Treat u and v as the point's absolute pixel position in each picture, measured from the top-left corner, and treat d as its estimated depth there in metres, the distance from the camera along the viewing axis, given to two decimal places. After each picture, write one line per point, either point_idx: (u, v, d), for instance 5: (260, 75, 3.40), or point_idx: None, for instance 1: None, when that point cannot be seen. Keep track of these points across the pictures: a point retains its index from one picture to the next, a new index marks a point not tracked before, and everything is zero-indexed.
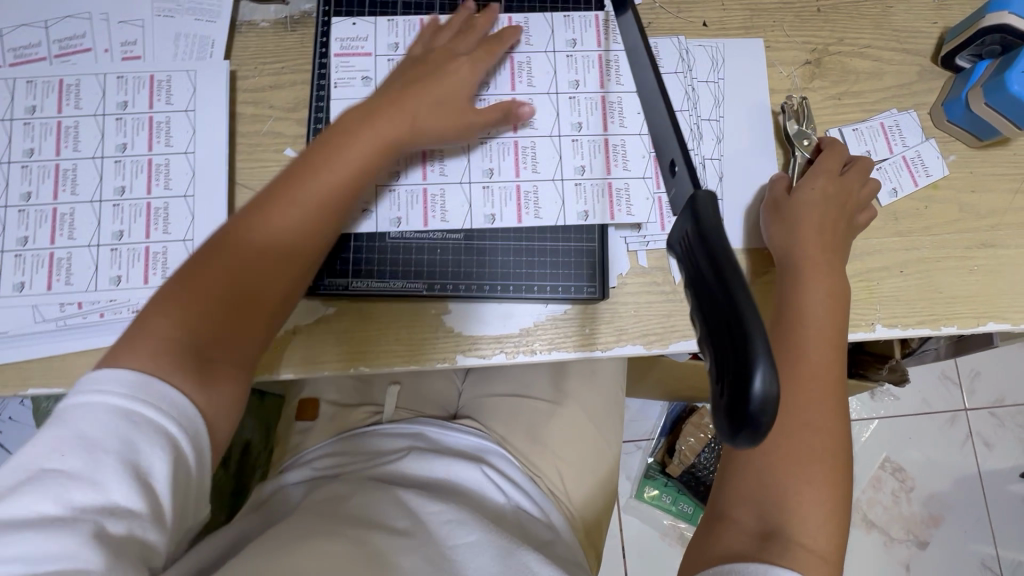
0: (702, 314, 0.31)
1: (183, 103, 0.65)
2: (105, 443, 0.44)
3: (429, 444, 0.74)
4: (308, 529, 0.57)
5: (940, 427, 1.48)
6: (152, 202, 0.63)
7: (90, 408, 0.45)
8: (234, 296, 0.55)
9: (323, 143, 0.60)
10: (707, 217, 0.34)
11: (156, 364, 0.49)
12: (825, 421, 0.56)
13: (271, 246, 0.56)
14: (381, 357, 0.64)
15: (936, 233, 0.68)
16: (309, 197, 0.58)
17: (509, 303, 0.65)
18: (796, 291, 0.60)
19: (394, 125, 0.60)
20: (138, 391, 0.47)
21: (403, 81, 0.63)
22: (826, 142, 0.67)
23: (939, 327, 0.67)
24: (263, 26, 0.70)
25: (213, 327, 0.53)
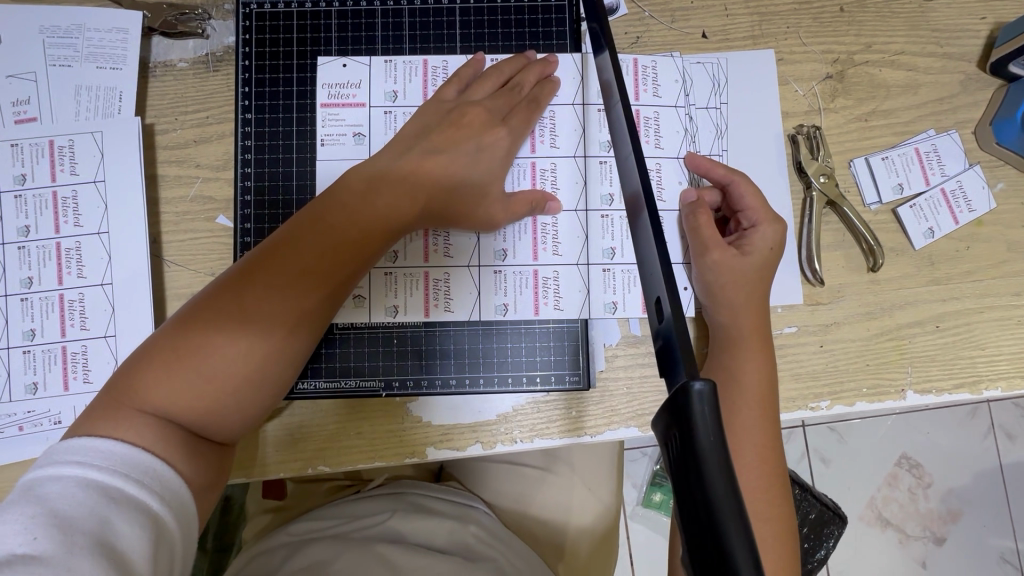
0: (701, 562, 0.24)
1: (91, 172, 0.56)
2: (79, 522, 0.37)
3: (413, 505, 0.67)
4: None
5: (960, 420, 1.20)
6: (65, 294, 0.55)
7: (65, 482, 0.39)
8: (238, 320, 0.46)
9: (339, 199, 0.50)
10: (705, 435, 0.26)
11: (142, 434, 0.43)
12: (769, 513, 0.48)
13: (285, 273, 0.48)
14: (340, 455, 0.55)
15: (978, 278, 0.59)
16: (314, 263, 0.48)
17: (480, 389, 0.56)
18: (728, 376, 0.51)
19: (407, 194, 0.51)
20: (121, 465, 0.41)
21: (425, 142, 0.53)
22: (699, 164, 0.56)
23: (980, 389, 0.58)
24: (181, 66, 0.59)
25: (206, 373, 0.45)
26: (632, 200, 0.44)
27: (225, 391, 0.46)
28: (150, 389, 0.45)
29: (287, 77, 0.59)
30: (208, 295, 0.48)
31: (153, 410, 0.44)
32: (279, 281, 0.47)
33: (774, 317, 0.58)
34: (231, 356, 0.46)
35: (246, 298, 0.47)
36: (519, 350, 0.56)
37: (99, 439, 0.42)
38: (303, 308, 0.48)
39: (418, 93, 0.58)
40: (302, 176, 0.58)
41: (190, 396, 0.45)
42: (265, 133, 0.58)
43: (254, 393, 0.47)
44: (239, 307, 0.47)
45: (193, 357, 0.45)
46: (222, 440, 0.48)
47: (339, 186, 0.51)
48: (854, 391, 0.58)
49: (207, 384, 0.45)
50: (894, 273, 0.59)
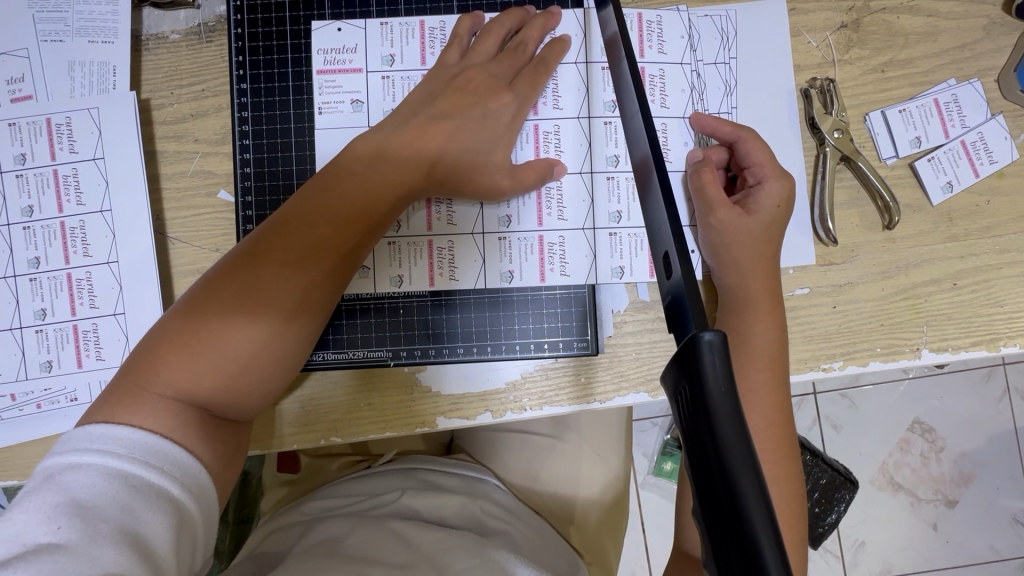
0: (710, 514, 0.24)
1: (90, 149, 0.55)
2: (101, 511, 0.39)
3: (423, 481, 0.69)
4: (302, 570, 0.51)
5: (975, 385, 1.18)
6: (73, 273, 0.55)
7: (85, 470, 0.40)
8: (246, 300, 0.46)
9: (343, 172, 0.49)
10: (722, 404, 0.25)
11: (157, 417, 0.44)
12: (773, 474, 0.47)
13: (290, 249, 0.47)
14: (351, 426, 0.55)
15: (998, 233, 0.57)
16: (324, 237, 0.48)
17: (487, 358, 0.56)
18: (737, 339, 0.50)
19: (414, 163, 0.50)
20: (138, 450, 0.42)
21: (428, 110, 0.52)
22: (706, 122, 0.54)
23: (997, 347, 0.57)
24: (174, 39, 0.58)
25: (217, 354, 0.45)
26: (642, 165, 0.42)
27: (243, 369, 0.46)
28: (168, 373, 0.45)
29: (281, 44, 0.57)
30: (218, 276, 0.47)
31: (173, 392, 0.45)
32: (291, 258, 0.47)
33: (785, 279, 0.57)
34: (246, 334, 0.46)
35: (259, 276, 0.47)
36: (525, 318, 0.56)
37: (118, 425, 0.43)
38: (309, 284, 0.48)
39: (415, 56, 0.57)
40: (300, 146, 0.57)
41: (208, 376, 0.45)
42: (262, 103, 0.57)
43: (270, 369, 0.48)
44: (253, 286, 0.46)
45: (209, 339, 0.45)
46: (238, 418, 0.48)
47: (343, 157, 0.50)
48: (868, 352, 0.57)
49: (224, 363, 0.45)
50: (910, 230, 0.57)
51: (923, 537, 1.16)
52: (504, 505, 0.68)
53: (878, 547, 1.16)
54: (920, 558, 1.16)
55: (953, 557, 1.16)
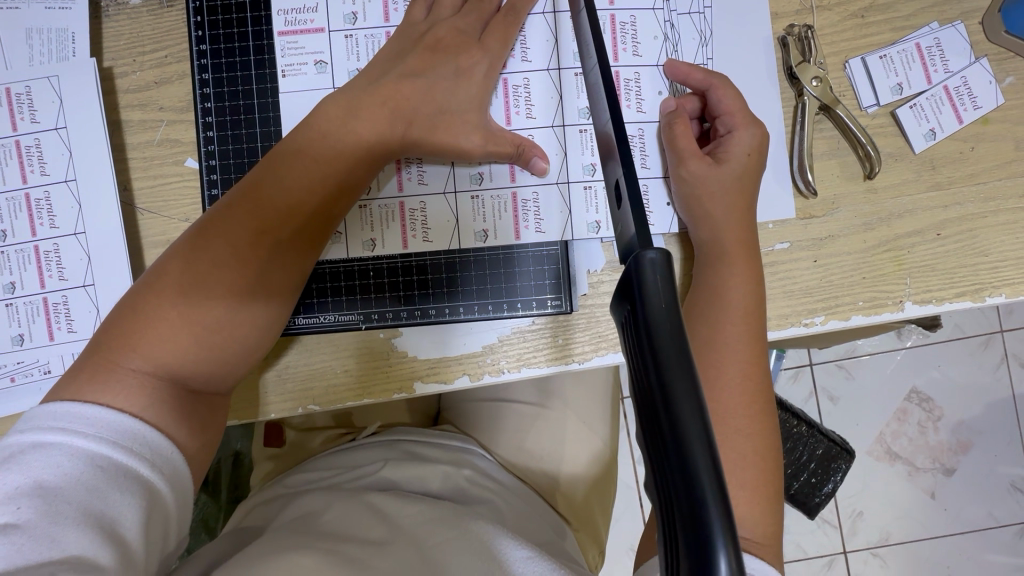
0: (646, 421, 0.24)
1: (52, 119, 0.54)
2: (64, 491, 0.38)
3: (407, 453, 0.68)
4: (278, 543, 0.51)
5: (972, 352, 1.17)
6: (40, 245, 0.54)
7: (48, 449, 0.40)
8: (213, 266, 0.45)
9: (314, 134, 0.48)
10: (667, 340, 0.24)
11: (127, 388, 0.43)
12: (745, 427, 0.47)
13: (257, 213, 0.46)
14: (327, 393, 0.55)
15: (984, 181, 0.55)
16: (293, 201, 0.47)
17: (463, 323, 0.55)
18: (716, 296, 0.49)
19: (385, 123, 0.49)
20: (98, 427, 0.41)
21: (395, 66, 0.50)
22: (673, 68, 0.53)
23: (983, 298, 0.55)
24: (134, 4, 0.56)
25: (186, 322, 0.45)
26: (605, 142, 0.38)
27: (226, 341, 0.46)
28: (144, 349, 0.44)
29: (241, 4, 0.56)
30: (189, 247, 0.46)
31: (151, 367, 0.44)
32: (269, 226, 0.46)
33: (765, 234, 0.56)
34: (229, 305, 0.46)
35: (235, 246, 0.46)
36: (499, 279, 0.55)
37: (88, 405, 0.42)
38: (280, 250, 0.47)
39: (379, 14, 0.55)
40: (264, 109, 0.55)
41: (189, 349, 0.45)
42: (223, 65, 0.55)
43: (255, 338, 0.48)
44: (229, 256, 0.46)
45: (188, 311, 0.45)
46: (209, 390, 0.47)
47: (313, 119, 0.49)
48: (850, 306, 0.56)
49: (207, 335, 0.45)
50: (892, 180, 0.56)
51: (920, 505, 1.16)
52: (489, 475, 0.68)
53: (875, 516, 1.16)
54: (918, 525, 1.16)
55: (950, 524, 1.16)
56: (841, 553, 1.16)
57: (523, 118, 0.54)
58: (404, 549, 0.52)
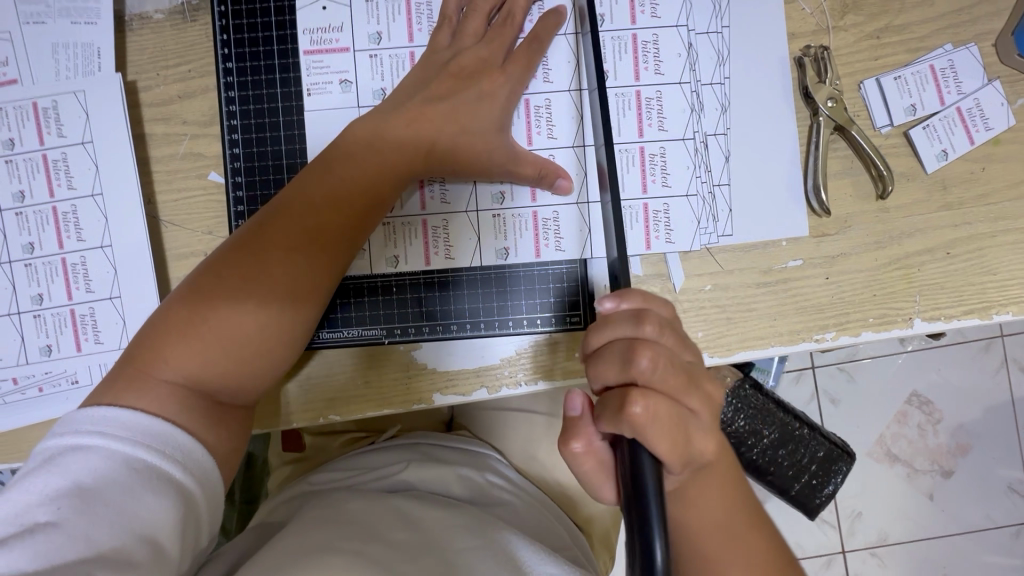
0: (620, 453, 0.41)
1: (78, 134, 0.55)
2: (100, 493, 0.39)
3: (426, 455, 0.71)
4: (309, 540, 0.52)
5: (972, 356, 1.19)
6: (67, 258, 0.55)
7: (85, 451, 0.41)
8: (241, 281, 0.47)
9: (342, 154, 0.50)
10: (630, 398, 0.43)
11: (156, 398, 0.44)
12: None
13: (285, 230, 0.48)
14: (352, 404, 0.56)
15: (993, 202, 0.56)
16: (319, 218, 0.48)
17: (484, 339, 0.56)
18: (684, 498, 0.46)
19: (410, 144, 0.50)
20: (133, 430, 0.42)
21: (420, 90, 0.52)
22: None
23: (990, 315, 0.57)
24: (158, 18, 0.57)
25: (213, 336, 0.46)
26: None
27: (254, 355, 0.47)
28: (175, 360, 0.45)
29: (266, 22, 0.56)
30: (220, 262, 0.47)
31: (182, 377, 0.45)
32: (298, 244, 0.48)
33: (778, 251, 0.57)
34: (259, 321, 0.47)
35: (266, 261, 0.47)
36: (520, 295, 0.56)
37: (123, 409, 0.43)
38: (306, 267, 0.48)
39: (403, 33, 0.55)
40: (289, 127, 0.56)
41: (220, 361, 0.46)
42: (249, 83, 0.56)
43: (283, 354, 0.49)
44: (259, 271, 0.47)
45: (218, 324, 0.46)
46: (234, 401, 0.48)
47: (341, 139, 0.51)
48: (860, 322, 0.57)
49: (237, 349, 0.46)
50: (904, 199, 0.57)
51: (919, 506, 1.18)
52: (506, 476, 0.72)
53: (875, 518, 1.18)
54: (916, 527, 1.18)
55: (948, 525, 1.18)
56: (840, 552, 1.18)
57: (544, 138, 0.55)
58: (427, 550, 0.54)
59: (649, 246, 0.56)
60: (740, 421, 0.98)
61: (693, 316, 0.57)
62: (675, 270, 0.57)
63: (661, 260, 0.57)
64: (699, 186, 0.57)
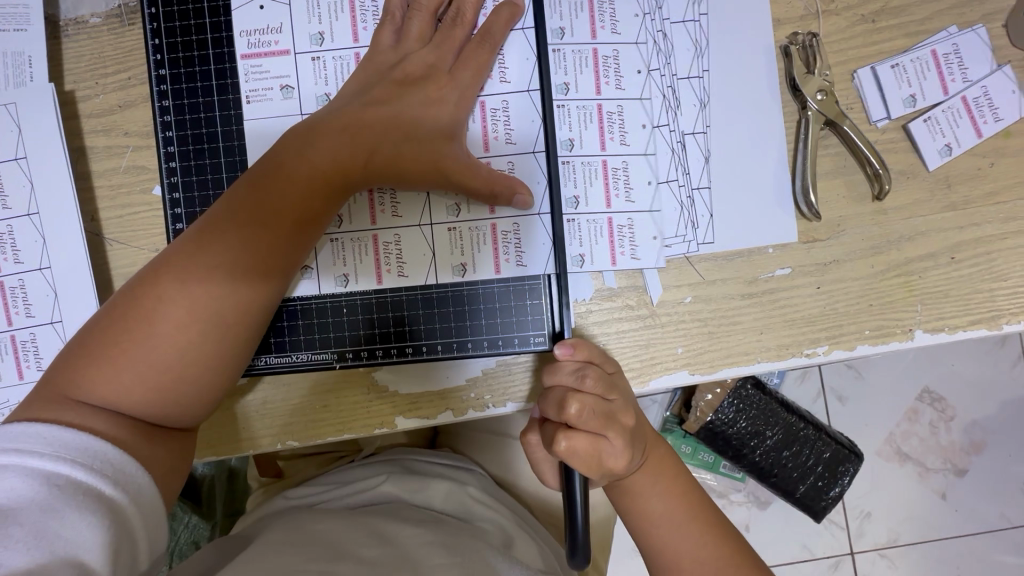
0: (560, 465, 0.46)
1: (11, 149, 0.52)
2: (17, 514, 0.35)
3: (407, 468, 0.69)
4: (270, 560, 0.49)
5: (988, 354, 1.13)
6: (5, 280, 0.52)
7: (2, 470, 0.37)
8: (164, 296, 0.43)
9: (274, 161, 0.46)
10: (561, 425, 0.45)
11: (77, 419, 0.41)
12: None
13: (211, 242, 0.44)
14: (310, 427, 0.53)
15: (1003, 200, 0.51)
16: (250, 229, 0.44)
17: (445, 361, 0.52)
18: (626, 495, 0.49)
19: (347, 150, 0.47)
20: (61, 448, 0.39)
21: (361, 96, 0.48)
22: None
23: (1000, 324, 0.52)
24: (94, 24, 0.54)
25: (138, 355, 0.42)
26: None
27: (183, 377, 0.43)
28: (99, 380, 0.42)
29: (201, 25, 0.52)
30: (147, 276, 0.44)
31: (100, 402, 0.42)
32: (221, 261, 0.44)
33: (765, 259, 0.52)
34: (179, 344, 0.43)
35: (185, 280, 0.43)
36: (477, 314, 0.52)
37: (39, 425, 0.39)
38: (235, 282, 0.44)
39: (347, 33, 0.51)
40: (228, 137, 0.53)
41: (139, 389, 0.42)
42: (184, 91, 0.52)
43: (208, 381, 0.45)
44: (183, 287, 0.43)
45: (135, 346, 0.42)
46: (164, 426, 0.45)
47: (275, 147, 0.47)
48: (855, 335, 0.52)
49: (156, 375, 0.43)
50: (903, 201, 0.52)
51: (931, 506, 1.13)
52: (488, 490, 0.69)
53: (886, 522, 1.13)
54: (928, 532, 1.13)
55: (962, 530, 1.13)
56: (848, 554, 1.13)
57: (502, 143, 0.51)
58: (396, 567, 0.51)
59: (616, 260, 0.52)
60: (742, 423, 0.94)
61: (672, 332, 0.53)
62: (652, 283, 0.52)
63: (635, 273, 0.53)
64: (674, 191, 0.52)
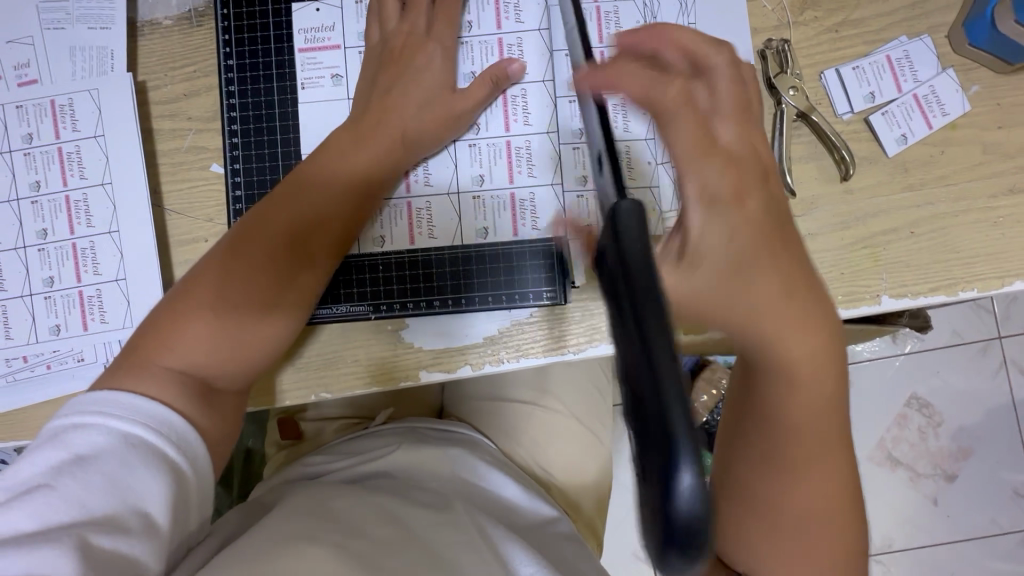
0: None
1: (91, 128, 0.60)
2: (100, 466, 0.41)
3: (419, 437, 0.73)
4: (297, 525, 0.52)
5: (970, 361, 1.19)
6: (77, 242, 0.59)
7: (88, 428, 0.42)
8: (238, 276, 0.50)
9: (326, 162, 0.54)
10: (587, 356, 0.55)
11: (157, 384, 0.46)
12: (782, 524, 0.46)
13: (278, 228, 0.51)
14: (341, 379, 0.59)
15: (953, 182, 0.59)
16: (309, 217, 0.52)
17: (468, 315, 0.59)
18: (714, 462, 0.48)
19: (382, 144, 0.55)
20: (135, 412, 0.44)
21: (381, 84, 0.57)
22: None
23: (955, 291, 0.59)
24: (166, 24, 0.62)
25: (212, 327, 0.49)
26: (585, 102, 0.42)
27: (250, 345, 0.50)
28: (176, 350, 0.48)
29: (264, 23, 0.61)
30: (218, 259, 0.50)
31: (175, 368, 0.47)
32: (285, 246, 0.51)
33: None
34: (246, 318, 0.49)
35: (255, 262, 0.50)
36: (497, 271, 0.59)
37: (124, 394, 0.45)
38: (297, 262, 0.52)
39: None
40: (284, 117, 0.60)
41: (212, 356, 0.49)
42: (248, 78, 0.61)
43: (270, 344, 0.52)
44: (254, 269, 0.50)
45: (203, 320, 0.48)
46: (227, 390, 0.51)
47: (325, 149, 0.55)
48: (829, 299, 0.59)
49: (227, 344, 0.49)
50: (867, 181, 0.59)
51: (923, 511, 1.17)
52: (495, 461, 0.73)
53: (878, 522, 1.17)
54: (919, 531, 1.17)
55: (954, 533, 1.17)
56: None
57: (520, 124, 0.59)
58: (413, 544, 0.54)
59: None
60: None
61: None
62: None
63: None
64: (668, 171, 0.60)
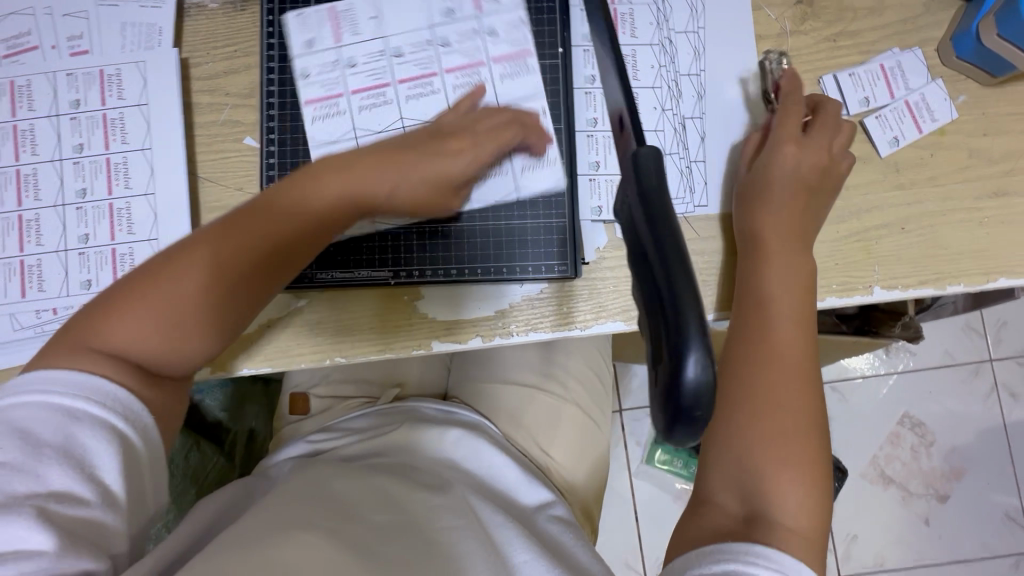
0: None
1: (136, 97, 0.64)
2: (42, 441, 0.41)
3: (421, 417, 0.75)
4: (295, 510, 0.53)
5: (962, 382, 1.22)
6: (114, 203, 0.62)
7: (29, 405, 0.42)
8: (186, 269, 0.47)
9: (311, 176, 0.52)
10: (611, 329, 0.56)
11: (92, 364, 0.45)
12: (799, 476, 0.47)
13: (242, 229, 0.49)
14: (356, 345, 0.61)
15: (941, 184, 0.63)
16: (275, 229, 0.50)
17: (482, 286, 0.62)
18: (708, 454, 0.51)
19: (373, 172, 0.52)
20: (80, 387, 0.44)
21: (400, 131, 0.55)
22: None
23: (944, 286, 0.62)
24: (212, 7, 0.66)
25: (153, 318, 0.47)
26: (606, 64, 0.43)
27: (185, 344, 0.48)
28: (114, 335, 0.46)
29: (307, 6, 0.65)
30: (178, 250, 0.49)
31: (109, 353, 0.46)
32: (239, 252, 0.49)
33: None
34: (187, 317, 0.47)
35: (211, 256, 0.48)
36: (511, 245, 0.62)
37: (59, 370, 0.44)
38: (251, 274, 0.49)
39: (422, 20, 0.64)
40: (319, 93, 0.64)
41: (148, 346, 0.47)
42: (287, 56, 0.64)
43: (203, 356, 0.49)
44: (206, 265, 0.48)
45: (142, 320, 0.46)
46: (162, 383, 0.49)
47: (316, 164, 0.53)
48: (825, 288, 0.62)
49: (162, 339, 0.47)
50: (861, 179, 0.63)
51: (916, 532, 1.18)
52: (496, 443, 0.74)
53: (871, 538, 1.18)
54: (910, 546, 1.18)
55: (945, 553, 1.18)
56: None
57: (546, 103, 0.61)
58: (407, 529, 0.55)
59: None
60: None
61: None
62: None
63: None
64: (676, 162, 0.64)
